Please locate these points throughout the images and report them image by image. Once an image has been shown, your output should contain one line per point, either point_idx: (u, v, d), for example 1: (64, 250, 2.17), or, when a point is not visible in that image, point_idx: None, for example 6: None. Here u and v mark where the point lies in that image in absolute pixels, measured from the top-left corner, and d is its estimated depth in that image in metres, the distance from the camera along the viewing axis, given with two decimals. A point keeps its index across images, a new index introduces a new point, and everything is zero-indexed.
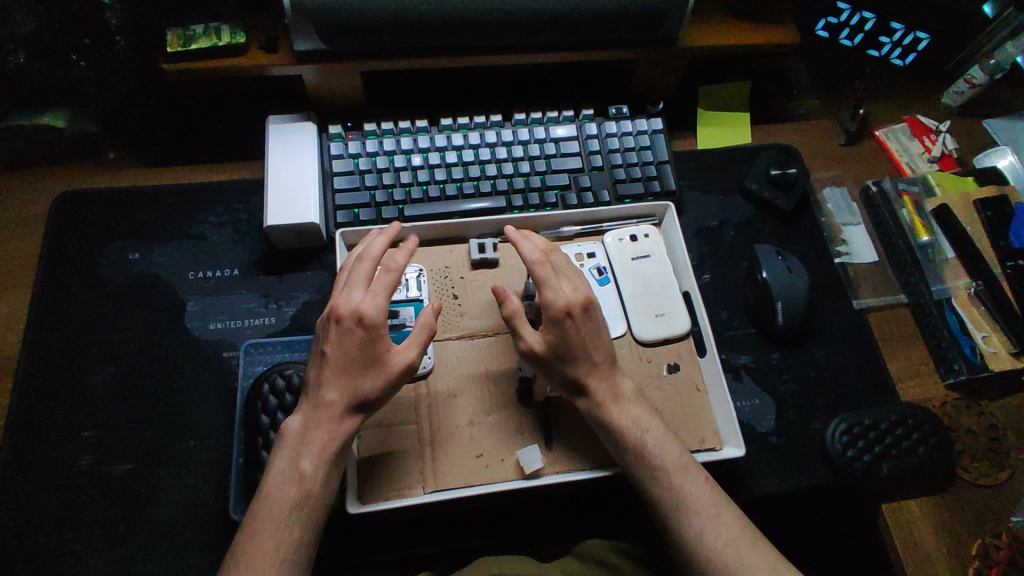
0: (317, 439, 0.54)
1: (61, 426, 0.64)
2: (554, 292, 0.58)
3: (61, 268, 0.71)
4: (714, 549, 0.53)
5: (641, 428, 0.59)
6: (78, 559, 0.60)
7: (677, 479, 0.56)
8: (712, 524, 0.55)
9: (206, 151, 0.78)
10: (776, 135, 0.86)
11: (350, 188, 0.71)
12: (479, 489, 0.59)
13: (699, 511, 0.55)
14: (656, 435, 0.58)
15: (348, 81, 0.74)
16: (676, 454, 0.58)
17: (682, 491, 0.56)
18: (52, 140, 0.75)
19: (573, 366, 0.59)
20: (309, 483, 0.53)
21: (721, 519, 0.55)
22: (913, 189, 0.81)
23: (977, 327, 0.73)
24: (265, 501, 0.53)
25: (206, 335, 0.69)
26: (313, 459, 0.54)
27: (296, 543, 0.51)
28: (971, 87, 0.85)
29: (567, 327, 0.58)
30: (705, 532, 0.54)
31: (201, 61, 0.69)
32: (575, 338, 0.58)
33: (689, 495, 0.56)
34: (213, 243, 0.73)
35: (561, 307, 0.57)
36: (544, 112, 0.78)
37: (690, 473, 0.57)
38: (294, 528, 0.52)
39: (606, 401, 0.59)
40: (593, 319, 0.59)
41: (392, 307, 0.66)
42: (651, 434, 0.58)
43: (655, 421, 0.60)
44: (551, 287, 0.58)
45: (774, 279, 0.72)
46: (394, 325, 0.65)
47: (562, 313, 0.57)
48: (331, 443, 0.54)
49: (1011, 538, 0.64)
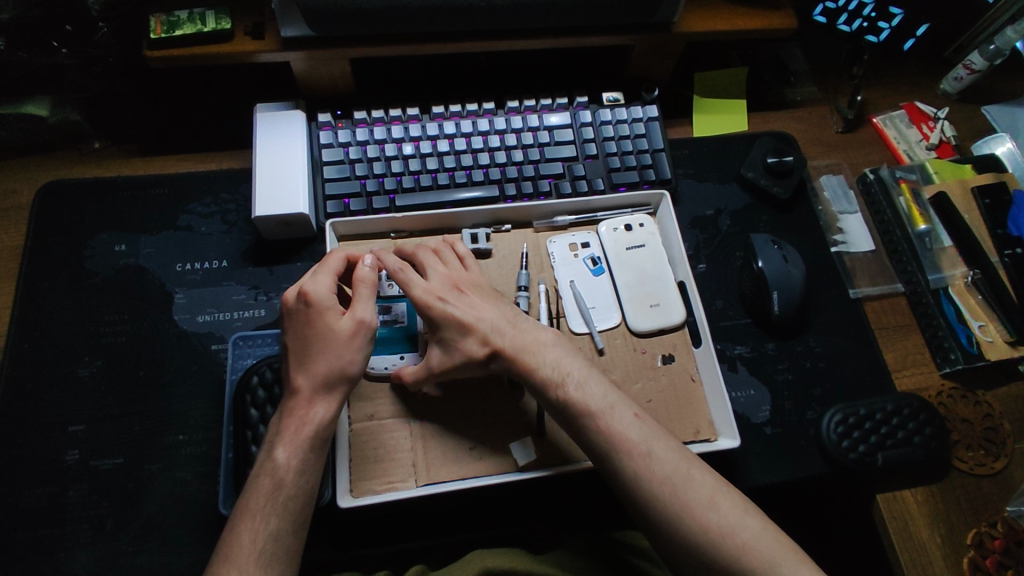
0: (301, 427, 0.54)
1: (48, 421, 0.63)
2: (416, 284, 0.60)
3: (46, 259, 0.70)
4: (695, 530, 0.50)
5: (562, 373, 0.57)
6: (68, 554, 0.59)
7: (610, 424, 0.55)
8: (652, 464, 0.53)
9: (193, 140, 0.76)
10: (773, 122, 0.85)
11: (340, 177, 0.70)
12: (473, 483, 0.59)
13: (642, 452, 0.53)
14: (579, 378, 0.57)
15: (337, 69, 0.73)
16: (600, 396, 0.56)
17: (621, 437, 0.54)
18: (35, 129, 0.74)
19: (466, 338, 0.58)
20: (296, 475, 0.53)
21: (665, 457, 0.53)
22: (910, 177, 0.80)
23: (974, 316, 0.72)
24: (250, 501, 0.52)
25: (195, 327, 0.68)
26: (299, 450, 0.53)
27: (273, 534, 0.51)
28: (969, 73, 0.84)
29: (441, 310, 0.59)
30: (655, 475, 0.52)
31: (186, 47, 0.68)
32: (451, 313, 0.59)
33: (626, 439, 0.54)
34: (201, 234, 0.72)
35: (427, 292, 0.60)
36: (537, 100, 0.77)
37: (621, 417, 0.55)
38: (269, 518, 0.51)
39: (523, 356, 0.58)
40: (467, 297, 0.61)
41: (385, 303, 0.65)
42: (572, 377, 0.57)
43: (576, 362, 0.58)
44: (415, 280, 0.60)
45: (770, 269, 0.71)
46: (386, 320, 0.64)
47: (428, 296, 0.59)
48: (304, 430, 0.54)
49: (1006, 527, 0.64)
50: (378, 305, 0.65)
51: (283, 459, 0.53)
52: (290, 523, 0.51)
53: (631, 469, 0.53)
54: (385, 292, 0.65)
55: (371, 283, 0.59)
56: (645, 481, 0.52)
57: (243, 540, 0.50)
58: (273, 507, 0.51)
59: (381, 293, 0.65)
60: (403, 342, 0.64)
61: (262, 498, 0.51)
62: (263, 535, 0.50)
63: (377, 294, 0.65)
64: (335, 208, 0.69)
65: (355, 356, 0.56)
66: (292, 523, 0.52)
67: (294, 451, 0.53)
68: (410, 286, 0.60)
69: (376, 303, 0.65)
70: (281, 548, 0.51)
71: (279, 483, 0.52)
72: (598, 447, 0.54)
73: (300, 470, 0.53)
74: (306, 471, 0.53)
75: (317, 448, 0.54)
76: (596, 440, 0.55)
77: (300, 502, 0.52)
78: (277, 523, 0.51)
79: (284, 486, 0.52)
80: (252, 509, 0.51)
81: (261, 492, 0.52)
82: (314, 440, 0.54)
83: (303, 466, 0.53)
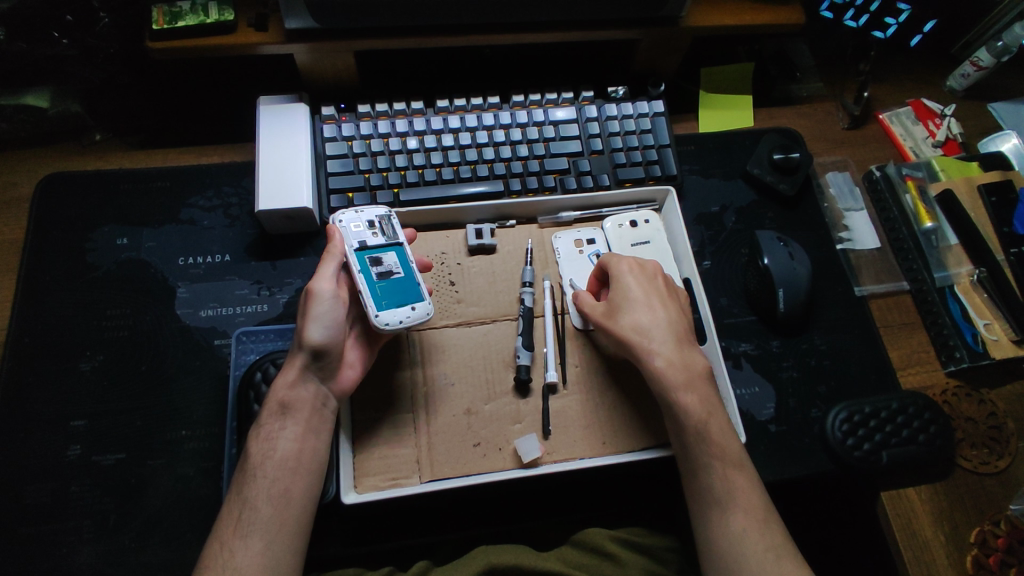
0: (270, 396, 0.57)
1: (50, 416, 0.63)
2: (617, 257, 0.64)
3: (46, 252, 0.69)
4: (751, 550, 0.53)
5: (707, 411, 0.57)
6: (70, 550, 0.59)
7: (733, 475, 0.56)
8: (764, 530, 0.54)
9: (195, 134, 0.76)
10: (779, 119, 0.84)
11: (343, 171, 0.70)
12: (485, 479, 0.58)
13: (755, 513, 0.54)
14: (720, 423, 0.57)
15: (341, 62, 0.72)
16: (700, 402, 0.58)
17: (739, 492, 0.55)
18: (36, 121, 0.73)
19: (635, 315, 0.61)
20: (274, 451, 0.55)
21: (770, 528, 0.54)
22: (917, 174, 0.79)
23: (980, 314, 0.72)
24: (236, 479, 0.55)
25: (198, 322, 0.68)
26: (269, 420, 0.56)
27: (262, 519, 0.52)
28: (976, 70, 0.83)
29: (634, 280, 0.62)
30: (762, 541, 0.53)
31: (188, 39, 0.67)
32: (636, 291, 0.62)
33: (747, 497, 0.55)
34: (203, 228, 0.71)
35: (628, 265, 0.63)
36: (543, 94, 0.76)
37: (745, 476, 0.56)
38: (254, 500, 0.52)
39: (680, 366, 0.59)
40: (654, 277, 0.63)
41: (374, 254, 0.59)
42: (715, 420, 0.57)
43: (718, 404, 0.59)
44: (613, 254, 0.64)
45: (776, 265, 0.71)
46: (381, 273, 0.59)
47: (629, 265, 0.63)
48: (273, 405, 0.56)
49: (1009, 526, 0.64)
50: (366, 258, 0.59)
51: (259, 433, 0.56)
52: (277, 507, 0.52)
53: (741, 528, 0.54)
54: (372, 243, 0.60)
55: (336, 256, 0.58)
56: (749, 539, 0.53)
57: (226, 519, 0.52)
58: (260, 489, 0.53)
59: (367, 243, 0.60)
60: (405, 293, 0.58)
61: (250, 480, 0.53)
62: (248, 519, 0.52)
63: (364, 246, 0.60)
64: (339, 202, 0.69)
65: (309, 324, 0.56)
66: (279, 507, 0.53)
67: (264, 420, 0.56)
68: (613, 260, 0.64)
69: (363, 255, 0.59)
70: (275, 539, 0.51)
71: (256, 453, 0.55)
72: (718, 495, 0.55)
73: (269, 439, 0.55)
74: (273, 439, 0.55)
75: (289, 420, 0.56)
76: (717, 486, 0.55)
77: (287, 485, 0.54)
78: (268, 509, 0.52)
79: (261, 460, 0.54)
80: (245, 496, 0.53)
81: (249, 474, 0.54)
82: (278, 407, 0.56)
83: (271, 435, 0.55)
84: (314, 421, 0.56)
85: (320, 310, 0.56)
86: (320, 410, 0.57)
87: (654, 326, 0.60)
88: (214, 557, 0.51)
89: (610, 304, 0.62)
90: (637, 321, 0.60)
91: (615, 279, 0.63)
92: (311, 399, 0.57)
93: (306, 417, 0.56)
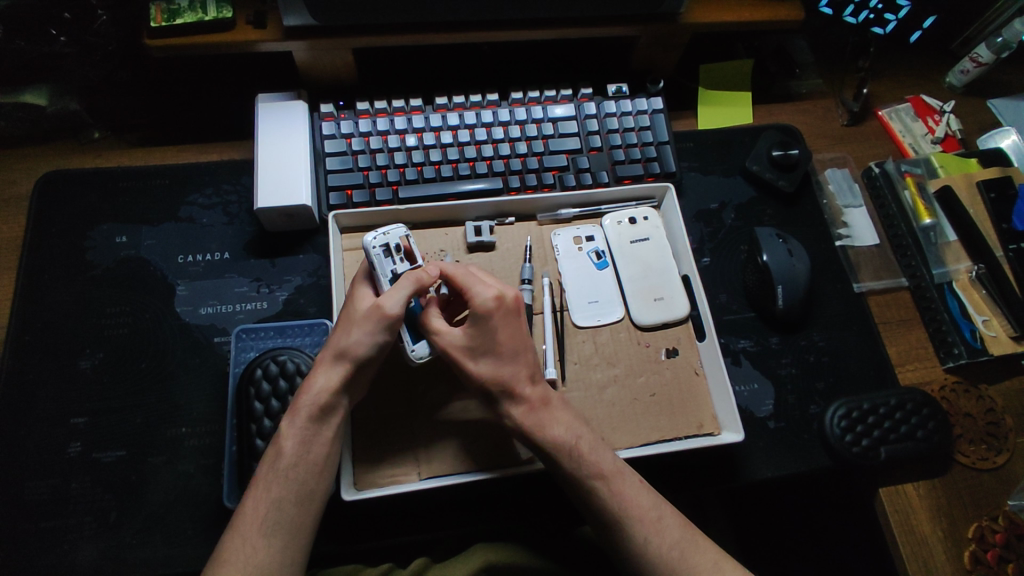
0: (303, 396, 0.55)
1: (50, 413, 0.63)
2: (481, 289, 0.57)
3: (46, 251, 0.69)
4: (658, 556, 0.53)
5: (573, 435, 0.56)
6: (70, 547, 0.59)
7: (621, 487, 0.55)
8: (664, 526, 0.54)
9: (193, 131, 0.76)
10: (777, 115, 0.84)
11: (342, 169, 0.70)
12: (480, 475, 0.58)
13: (654, 518, 0.54)
14: (590, 441, 0.56)
15: (340, 59, 0.72)
16: (562, 430, 0.56)
17: (633, 504, 0.54)
18: (35, 119, 0.73)
19: (490, 358, 0.56)
20: (301, 450, 0.54)
21: (665, 524, 0.54)
22: (916, 171, 0.79)
23: (978, 310, 0.72)
24: (263, 474, 0.54)
25: (197, 320, 0.68)
26: (303, 423, 0.54)
27: (291, 523, 0.52)
28: (976, 66, 0.83)
29: (493, 323, 0.56)
30: (667, 543, 0.53)
31: (187, 36, 0.67)
32: (499, 335, 0.56)
33: (640, 507, 0.54)
34: (202, 225, 0.72)
35: (493, 299, 0.56)
36: (541, 91, 0.76)
37: (627, 481, 0.55)
38: (280, 503, 0.52)
39: (541, 410, 0.57)
40: (518, 317, 0.58)
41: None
42: (584, 440, 0.56)
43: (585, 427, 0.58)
44: (474, 287, 0.57)
45: (775, 262, 0.71)
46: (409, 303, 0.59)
47: (492, 307, 0.56)
48: (311, 404, 0.54)
49: (1006, 522, 0.64)
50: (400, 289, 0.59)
51: (290, 431, 0.54)
52: (301, 508, 0.53)
53: (644, 538, 0.53)
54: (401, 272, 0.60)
55: (419, 283, 0.56)
56: (655, 550, 0.53)
57: (248, 516, 0.52)
58: (288, 489, 0.53)
59: (396, 273, 0.60)
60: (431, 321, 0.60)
61: (278, 480, 0.53)
62: (273, 519, 0.52)
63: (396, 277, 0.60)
64: (338, 199, 0.69)
65: (368, 340, 0.55)
66: (303, 508, 0.53)
67: (297, 421, 0.54)
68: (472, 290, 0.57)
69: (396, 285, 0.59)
70: (295, 540, 0.52)
71: (288, 455, 0.53)
72: (609, 514, 0.54)
73: (303, 441, 0.54)
74: (309, 442, 0.54)
75: (325, 424, 0.55)
76: (609, 504, 0.54)
77: (314, 487, 0.53)
78: (291, 510, 0.52)
79: (294, 462, 0.53)
80: (272, 495, 0.52)
81: (279, 474, 0.53)
82: (316, 413, 0.54)
83: (304, 439, 0.54)
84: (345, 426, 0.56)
85: (387, 336, 0.56)
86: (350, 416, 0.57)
87: (508, 373, 0.57)
88: (234, 554, 0.51)
89: (467, 339, 0.56)
90: (498, 369, 0.56)
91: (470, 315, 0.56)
92: (346, 407, 0.56)
93: (339, 423, 0.56)
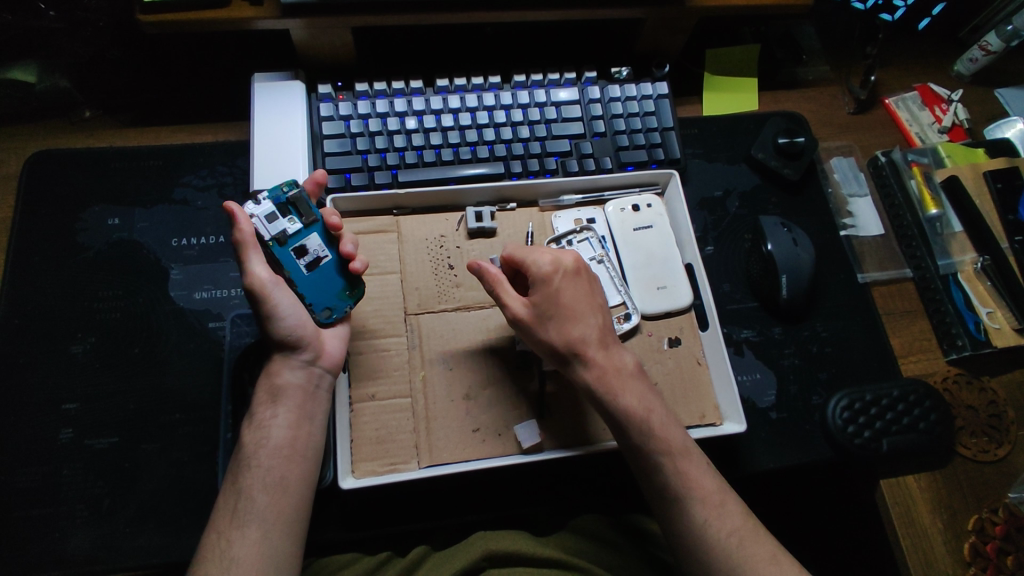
0: (263, 383, 0.58)
1: (41, 398, 0.62)
2: (539, 255, 0.58)
3: (35, 233, 0.67)
4: (715, 541, 0.53)
5: (645, 407, 0.56)
6: (63, 534, 0.58)
7: (687, 467, 0.55)
8: (722, 515, 0.54)
9: (188, 112, 0.74)
10: (784, 102, 0.83)
11: (341, 152, 0.68)
12: (478, 466, 0.57)
13: (716, 503, 0.54)
14: (661, 415, 0.56)
15: (338, 38, 0.70)
16: (636, 398, 0.56)
17: (697, 484, 0.54)
18: (23, 97, 0.71)
19: (556, 323, 0.56)
20: (257, 433, 0.56)
21: (725, 509, 0.54)
22: (923, 160, 0.78)
23: (983, 303, 0.72)
24: (231, 470, 0.55)
25: (192, 305, 0.67)
26: (261, 408, 0.57)
27: (259, 512, 0.52)
28: (985, 55, 0.82)
29: (556, 285, 0.57)
30: (723, 527, 0.53)
31: (180, 13, 0.65)
32: (561, 297, 0.57)
33: (702, 486, 0.54)
34: (196, 208, 0.70)
35: (550, 265, 0.58)
36: (544, 74, 0.75)
37: (695, 459, 0.55)
38: (244, 492, 0.53)
39: (609, 371, 0.56)
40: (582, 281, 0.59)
41: (296, 245, 0.59)
42: (655, 413, 0.56)
43: (655, 396, 0.57)
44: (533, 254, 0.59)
45: (779, 252, 0.70)
46: (312, 262, 0.60)
47: (550, 268, 0.58)
48: (262, 390, 0.58)
49: (1007, 514, 0.64)
50: (291, 251, 0.59)
51: (252, 422, 0.56)
52: (272, 496, 0.53)
53: (703, 519, 0.53)
54: (292, 232, 0.59)
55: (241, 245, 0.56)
56: (714, 533, 0.53)
57: (222, 510, 0.52)
58: (254, 478, 0.53)
59: (286, 234, 0.59)
60: (335, 279, 0.60)
61: (245, 470, 0.54)
62: (244, 509, 0.52)
63: (282, 239, 0.59)
64: (335, 182, 0.66)
65: (271, 322, 0.57)
66: (274, 496, 0.53)
67: (254, 410, 0.57)
68: (532, 255, 0.59)
69: (287, 249, 0.59)
70: (271, 529, 0.51)
71: (249, 442, 0.55)
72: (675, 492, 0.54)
73: (262, 429, 0.56)
74: (266, 428, 0.55)
75: (282, 407, 0.56)
76: (673, 480, 0.54)
77: (282, 472, 0.54)
78: (262, 499, 0.52)
79: (255, 449, 0.55)
80: (240, 485, 0.53)
81: (243, 463, 0.54)
82: (271, 394, 0.57)
83: (260, 424, 0.56)
84: (307, 407, 0.57)
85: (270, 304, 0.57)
86: (312, 395, 0.58)
87: (573, 339, 0.56)
88: (211, 547, 0.50)
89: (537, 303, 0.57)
90: (564, 331, 0.56)
91: (537, 281, 0.57)
92: (302, 384, 0.58)
93: (299, 403, 0.57)
